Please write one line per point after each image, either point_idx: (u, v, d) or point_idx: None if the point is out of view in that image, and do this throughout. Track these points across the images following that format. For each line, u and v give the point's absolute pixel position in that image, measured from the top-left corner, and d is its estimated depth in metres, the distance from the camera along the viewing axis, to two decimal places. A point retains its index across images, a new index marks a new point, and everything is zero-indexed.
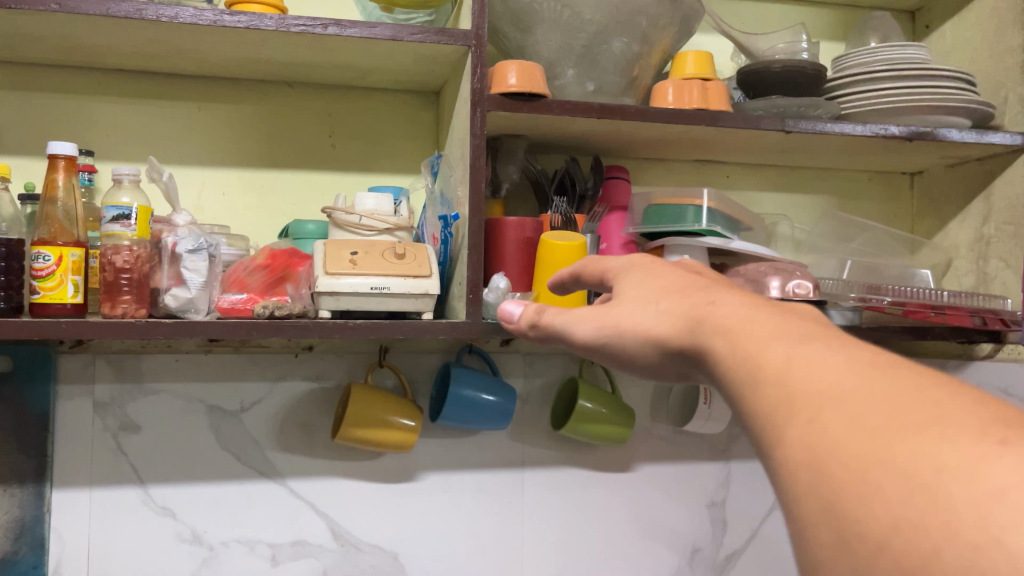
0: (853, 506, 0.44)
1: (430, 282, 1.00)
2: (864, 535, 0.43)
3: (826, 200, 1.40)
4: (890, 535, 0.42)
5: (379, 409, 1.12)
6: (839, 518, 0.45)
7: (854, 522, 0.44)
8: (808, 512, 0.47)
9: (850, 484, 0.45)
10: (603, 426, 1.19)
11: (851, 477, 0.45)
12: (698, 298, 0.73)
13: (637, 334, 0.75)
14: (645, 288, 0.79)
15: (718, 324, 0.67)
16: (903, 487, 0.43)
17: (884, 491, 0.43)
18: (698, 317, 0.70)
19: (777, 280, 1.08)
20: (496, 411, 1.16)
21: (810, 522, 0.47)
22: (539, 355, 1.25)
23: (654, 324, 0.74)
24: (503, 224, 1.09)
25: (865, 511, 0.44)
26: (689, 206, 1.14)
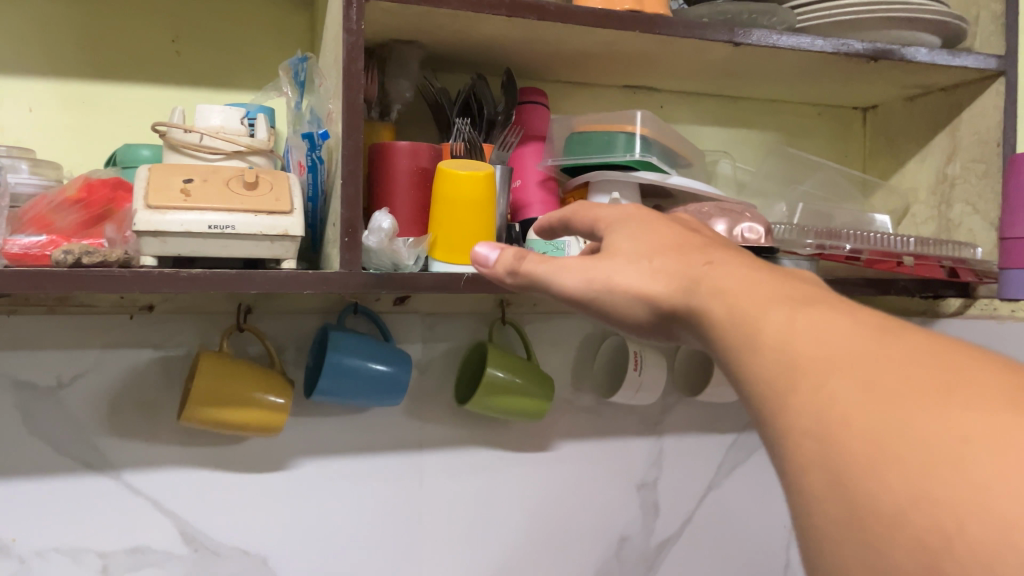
0: (861, 477, 0.35)
1: (291, 221, 0.77)
2: (873, 513, 0.34)
3: (772, 136, 1.21)
4: (906, 512, 0.33)
5: (239, 384, 0.90)
6: (845, 490, 0.36)
7: (860, 497, 0.35)
8: (809, 483, 0.37)
9: (860, 450, 0.35)
10: (517, 399, 1.00)
11: (861, 444, 0.35)
12: (695, 254, 0.53)
13: (614, 301, 0.56)
14: (625, 238, 0.58)
15: (725, 283, 0.49)
16: (922, 462, 0.34)
17: (905, 465, 0.34)
18: (700, 276, 0.51)
19: (723, 223, 0.90)
20: (384, 384, 0.96)
21: (810, 498, 0.37)
22: (441, 316, 1.04)
23: (639, 284, 0.55)
24: (392, 149, 0.87)
25: (877, 484, 0.34)
26: (619, 132, 0.94)
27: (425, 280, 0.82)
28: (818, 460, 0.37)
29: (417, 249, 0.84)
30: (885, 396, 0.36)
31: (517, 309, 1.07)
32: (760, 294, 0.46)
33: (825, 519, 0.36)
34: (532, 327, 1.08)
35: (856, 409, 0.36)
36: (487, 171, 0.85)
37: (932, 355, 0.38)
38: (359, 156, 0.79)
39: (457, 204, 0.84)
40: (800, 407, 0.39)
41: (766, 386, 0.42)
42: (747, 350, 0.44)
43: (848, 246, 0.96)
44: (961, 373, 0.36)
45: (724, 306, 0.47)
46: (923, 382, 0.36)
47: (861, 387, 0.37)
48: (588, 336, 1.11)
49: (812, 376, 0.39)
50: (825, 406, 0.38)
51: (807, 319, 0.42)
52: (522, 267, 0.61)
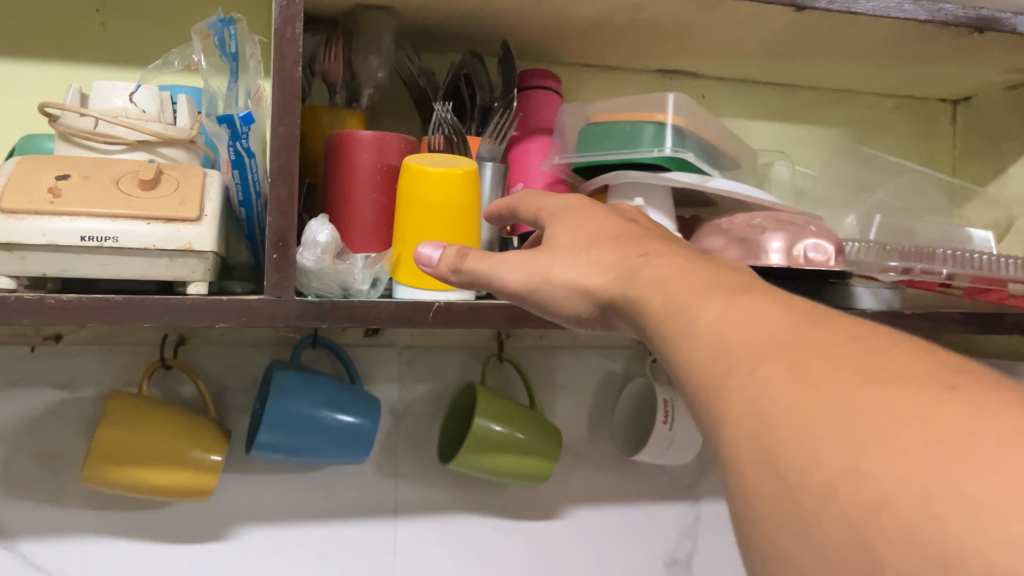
0: (794, 452, 0.29)
1: (198, 232, 0.58)
2: (804, 491, 0.28)
3: (837, 133, 0.99)
4: (837, 487, 0.27)
5: (156, 436, 0.71)
6: (779, 468, 0.29)
7: (795, 473, 0.29)
8: (746, 469, 0.31)
9: (791, 427, 0.30)
10: (513, 459, 0.79)
11: (793, 422, 0.30)
12: (636, 246, 0.49)
13: (552, 294, 0.52)
14: (563, 232, 0.54)
15: (654, 277, 0.45)
16: (855, 433, 0.28)
17: (838, 440, 0.28)
18: (632, 269, 0.47)
19: (780, 240, 0.69)
20: (344, 438, 0.77)
21: (744, 485, 0.31)
22: (423, 350, 0.84)
23: (579, 276, 0.51)
24: (350, 141, 0.68)
25: (807, 458, 0.29)
26: (647, 123, 0.73)
27: (381, 311, 0.63)
28: (754, 441, 0.31)
29: (374, 270, 0.65)
30: (827, 377, 0.30)
31: (517, 342, 0.86)
32: (695, 286, 0.42)
33: (760, 500, 0.30)
34: (537, 366, 0.87)
35: (792, 390, 0.31)
36: (465, 170, 0.65)
37: (869, 341, 0.32)
38: (293, 145, 0.60)
39: (424, 212, 0.64)
40: (733, 397, 0.33)
41: (701, 378, 0.36)
42: (676, 344, 0.39)
43: (943, 270, 0.73)
44: (898, 355, 0.31)
45: (657, 298, 0.43)
46: (860, 365, 0.30)
47: (794, 371, 0.31)
48: (606, 377, 0.90)
49: (746, 363, 0.34)
50: (759, 393, 0.32)
51: (747, 309, 0.37)
52: (464, 264, 0.56)
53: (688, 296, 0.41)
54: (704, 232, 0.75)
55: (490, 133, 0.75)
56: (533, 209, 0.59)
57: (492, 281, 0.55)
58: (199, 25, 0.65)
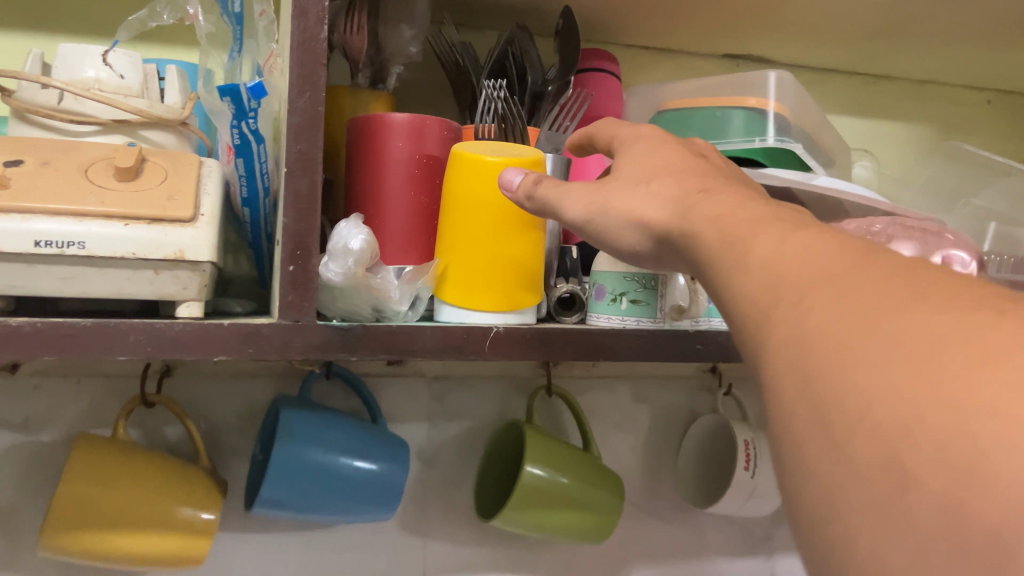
0: (825, 371, 0.23)
1: (192, 236, 0.44)
2: (836, 413, 0.22)
3: (925, 131, 0.87)
4: (871, 410, 0.21)
5: (131, 495, 0.57)
6: (813, 389, 0.23)
7: (826, 395, 0.23)
8: (774, 394, 0.25)
9: (826, 343, 0.23)
10: (566, 515, 0.66)
11: (829, 339, 0.23)
12: (697, 178, 0.37)
13: (609, 226, 0.40)
14: (632, 157, 0.42)
15: (711, 209, 0.33)
16: (898, 353, 0.22)
17: (881, 359, 0.22)
18: (689, 202, 0.35)
19: (909, 250, 0.56)
20: (365, 490, 0.63)
21: (773, 411, 0.24)
22: (456, 382, 0.71)
23: (637, 208, 0.38)
24: (382, 126, 0.55)
25: (841, 379, 0.22)
26: (738, 108, 0.61)
27: (425, 339, 0.49)
28: (786, 361, 0.24)
29: (414, 287, 0.51)
30: (873, 296, 0.23)
31: (565, 371, 0.73)
32: (750, 213, 0.31)
33: (788, 428, 0.24)
34: (589, 399, 0.74)
35: (832, 309, 0.24)
36: (529, 155, 0.52)
37: (924, 266, 0.25)
38: (317, 126, 0.47)
39: (477, 208, 0.51)
40: (770, 323, 0.26)
41: (734, 307, 0.28)
42: (721, 275, 0.30)
43: None
44: (959, 281, 0.24)
45: (711, 227, 0.32)
46: (908, 283, 0.24)
47: (837, 287, 0.24)
48: (667, 412, 0.77)
49: (780, 286, 0.26)
50: (798, 317, 0.25)
51: (804, 235, 0.28)
52: (536, 196, 0.43)
53: (748, 223, 0.30)
54: None
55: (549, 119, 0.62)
56: (607, 136, 0.46)
57: (559, 213, 0.42)
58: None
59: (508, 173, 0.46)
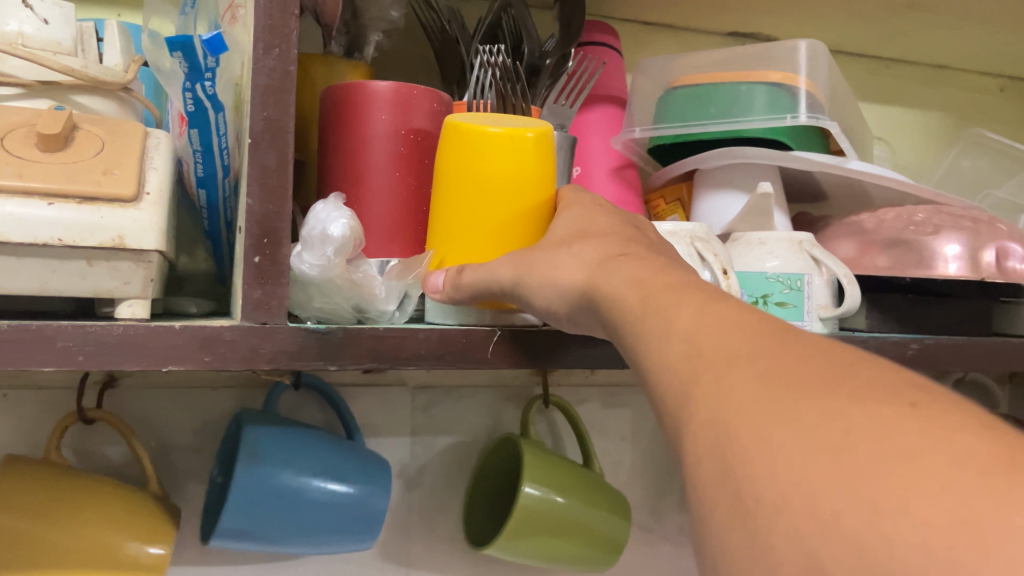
0: (743, 455, 0.22)
1: (135, 218, 0.36)
2: (753, 504, 0.22)
3: (938, 119, 0.81)
4: (790, 503, 0.21)
5: (71, 525, 0.48)
6: (731, 473, 0.23)
7: (744, 480, 0.22)
8: (693, 472, 0.24)
9: (743, 428, 0.23)
10: (568, 541, 0.58)
11: (746, 423, 0.23)
12: (616, 243, 0.38)
13: (535, 296, 0.39)
14: (563, 221, 0.42)
15: (619, 286, 0.34)
16: (813, 444, 0.21)
17: (796, 450, 0.21)
18: (609, 267, 0.36)
19: (959, 243, 0.50)
20: (341, 517, 0.54)
21: (691, 490, 0.24)
22: (443, 392, 0.64)
23: (561, 273, 0.38)
24: (362, 96, 0.48)
25: (756, 470, 0.22)
26: (760, 83, 0.54)
27: (418, 344, 0.41)
28: (703, 442, 0.24)
29: (403, 284, 0.43)
30: (787, 384, 0.23)
31: (563, 378, 0.67)
32: (660, 281, 0.32)
33: (705, 512, 0.23)
34: (587, 409, 0.68)
35: (748, 395, 0.23)
36: (536, 130, 0.44)
37: (835, 348, 0.25)
38: (288, 90, 0.39)
39: (474, 188, 0.44)
40: (689, 403, 0.25)
41: (654, 380, 0.28)
42: (641, 344, 0.30)
43: None
44: (864, 365, 0.24)
45: (637, 297, 0.32)
46: (816, 371, 0.23)
47: (755, 370, 0.24)
48: None
49: (700, 364, 0.26)
50: (715, 399, 0.24)
51: (722, 310, 0.28)
52: (461, 281, 0.41)
53: (667, 295, 0.30)
54: (836, 231, 0.56)
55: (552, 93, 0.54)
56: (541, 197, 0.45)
57: (485, 287, 0.40)
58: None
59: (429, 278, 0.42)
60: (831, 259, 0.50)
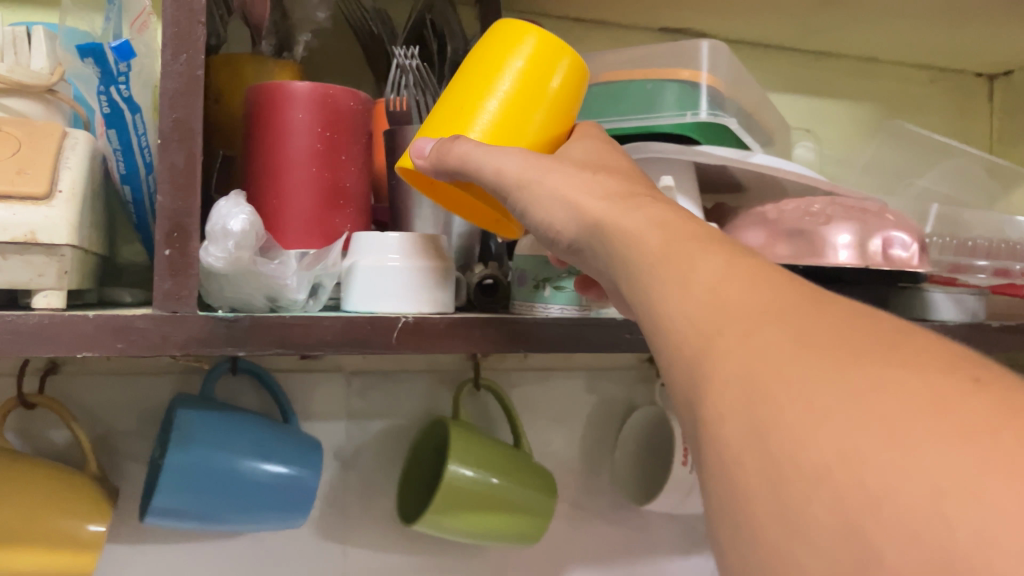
0: (782, 422, 0.21)
1: (46, 215, 0.39)
2: (795, 475, 0.20)
3: (867, 109, 0.84)
4: (837, 475, 0.19)
5: (10, 505, 0.51)
6: (767, 439, 0.21)
7: (782, 448, 0.21)
8: (717, 435, 0.23)
9: (790, 395, 0.21)
10: (494, 517, 0.62)
11: (783, 390, 0.22)
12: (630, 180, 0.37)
13: (535, 208, 0.37)
14: (579, 149, 0.40)
15: (634, 225, 0.32)
16: (871, 414, 0.20)
17: (847, 417, 0.20)
18: (630, 202, 0.34)
19: (849, 232, 0.53)
20: (272, 495, 0.58)
21: (710, 453, 0.23)
22: (379, 376, 0.66)
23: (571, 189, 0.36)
24: (282, 96, 0.50)
25: (802, 438, 0.20)
26: (669, 81, 0.57)
27: (323, 331, 0.43)
28: (732, 405, 0.23)
29: (313, 273, 0.46)
30: (842, 352, 0.22)
31: (496, 363, 0.69)
32: (682, 226, 0.31)
33: (729, 480, 0.22)
34: (520, 392, 0.70)
35: (794, 359, 0.22)
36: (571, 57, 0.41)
37: (876, 318, 0.24)
38: (197, 93, 0.41)
39: (489, 83, 0.40)
40: (714, 358, 0.24)
41: (668, 340, 0.27)
42: (652, 295, 0.29)
43: None
44: (917, 337, 0.22)
45: (653, 242, 0.31)
46: (873, 340, 0.22)
47: (794, 333, 0.23)
48: (605, 403, 0.73)
49: (730, 320, 0.25)
50: (750, 355, 0.23)
51: (752, 266, 0.27)
52: (454, 150, 0.37)
53: (684, 243, 0.30)
54: (743, 222, 0.58)
55: None
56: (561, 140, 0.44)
57: (484, 172, 0.37)
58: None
59: (417, 142, 0.39)
60: None
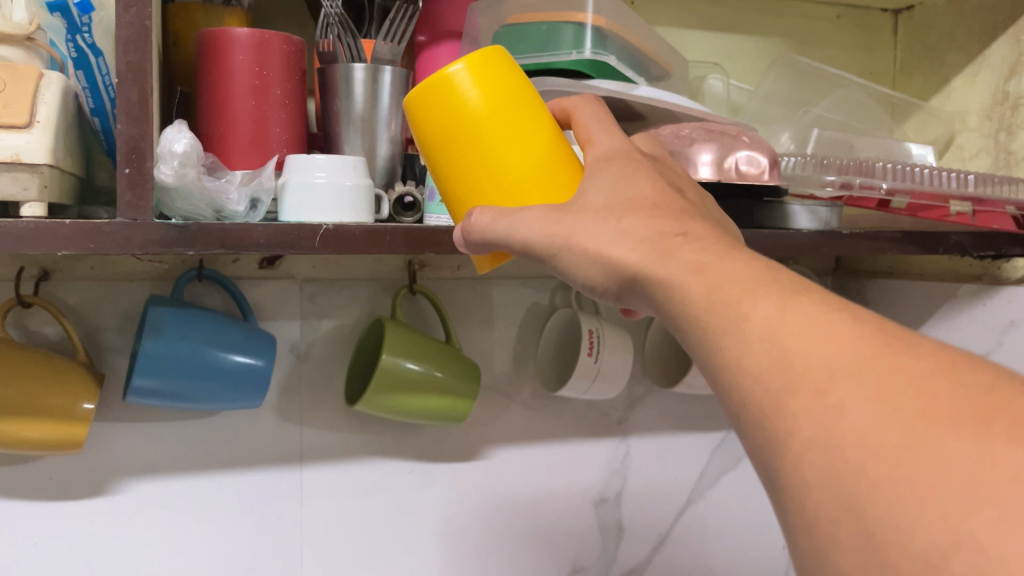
0: (874, 496, 0.25)
1: (27, 140, 0.49)
2: (901, 556, 0.24)
3: (774, 43, 0.93)
4: (944, 554, 0.23)
5: (20, 385, 0.62)
6: (859, 514, 0.26)
7: (883, 525, 0.25)
8: (806, 498, 0.27)
9: (888, 471, 0.25)
10: (427, 398, 0.73)
11: (845, 442, 0.26)
12: (668, 218, 0.38)
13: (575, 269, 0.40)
14: (596, 190, 0.41)
15: (674, 274, 0.35)
16: (970, 489, 0.24)
17: (945, 493, 0.24)
18: (664, 250, 0.36)
19: (709, 151, 0.63)
20: (234, 378, 0.69)
21: (799, 509, 0.28)
22: (326, 284, 0.77)
23: (598, 245, 0.39)
24: (226, 39, 0.59)
25: (902, 520, 0.24)
26: (562, 24, 0.66)
27: (259, 235, 0.55)
28: (824, 478, 0.27)
29: (250, 189, 0.57)
30: (932, 418, 0.25)
31: (432, 274, 0.81)
32: (724, 274, 0.33)
33: (825, 543, 0.27)
34: (452, 298, 0.82)
35: (876, 423, 0.26)
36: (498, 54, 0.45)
37: (931, 365, 0.27)
38: (146, 39, 0.51)
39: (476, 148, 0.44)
40: (792, 421, 0.28)
41: (741, 400, 0.31)
42: (712, 361, 0.32)
43: (884, 185, 0.67)
44: (969, 388, 0.26)
45: (700, 297, 0.33)
46: (955, 402, 0.26)
47: (872, 394, 0.27)
48: (530, 308, 0.86)
49: (801, 380, 0.29)
50: (828, 420, 0.27)
51: (804, 313, 0.30)
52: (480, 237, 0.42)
53: (723, 305, 0.32)
54: None
55: (382, 33, 0.65)
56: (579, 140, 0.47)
57: (512, 244, 0.41)
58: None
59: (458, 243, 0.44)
60: None
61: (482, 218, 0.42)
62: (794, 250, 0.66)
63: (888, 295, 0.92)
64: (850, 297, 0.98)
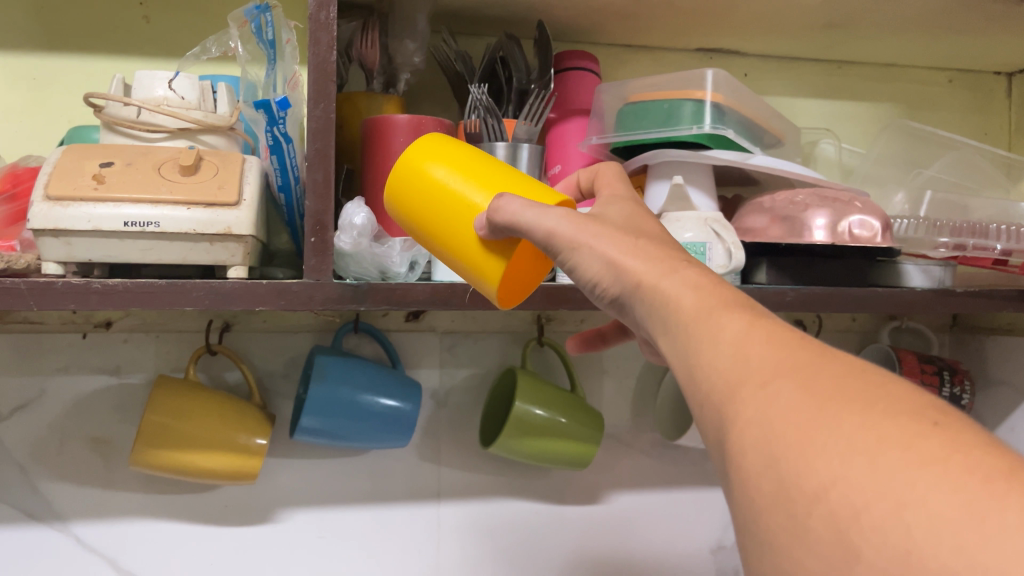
0: (783, 447, 0.29)
1: (236, 216, 0.58)
2: (798, 489, 0.28)
3: (887, 109, 0.97)
4: (828, 491, 0.27)
5: (209, 423, 0.72)
6: (777, 467, 0.29)
7: (788, 472, 0.29)
8: (739, 465, 0.31)
9: (793, 434, 0.29)
10: (555, 443, 0.79)
11: (777, 411, 0.30)
12: (666, 248, 0.43)
13: (585, 268, 0.43)
14: (617, 216, 0.46)
15: (673, 289, 0.39)
16: (844, 442, 0.28)
17: (828, 448, 0.28)
18: (667, 267, 0.40)
19: (824, 217, 0.68)
20: (389, 422, 0.77)
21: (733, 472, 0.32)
22: (463, 336, 0.85)
23: (616, 252, 0.42)
24: (390, 122, 0.69)
25: (801, 463, 0.28)
26: (683, 101, 0.72)
27: (418, 293, 0.63)
28: (751, 439, 0.31)
29: (411, 254, 0.66)
30: (833, 401, 0.29)
31: (558, 327, 0.88)
32: (716, 296, 0.38)
33: (752, 491, 0.30)
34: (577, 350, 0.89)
35: (798, 402, 0.30)
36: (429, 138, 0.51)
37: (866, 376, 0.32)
38: (329, 130, 0.60)
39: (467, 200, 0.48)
40: (738, 404, 0.32)
41: (702, 391, 0.35)
42: None
43: (997, 245, 0.70)
44: (894, 388, 0.30)
45: (692, 309, 0.37)
46: (863, 392, 0.30)
47: (800, 383, 0.31)
48: (648, 361, 0.91)
49: (750, 376, 0.33)
50: (766, 402, 0.31)
51: (769, 330, 0.35)
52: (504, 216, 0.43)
53: (708, 317, 0.36)
54: (747, 211, 0.74)
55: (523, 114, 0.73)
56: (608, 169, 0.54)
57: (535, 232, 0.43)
58: (236, 13, 0.64)
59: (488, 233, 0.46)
60: (728, 233, 0.68)
61: (512, 204, 0.43)
62: (911, 307, 0.70)
63: (1007, 351, 0.93)
64: (970, 354, 0.98)
